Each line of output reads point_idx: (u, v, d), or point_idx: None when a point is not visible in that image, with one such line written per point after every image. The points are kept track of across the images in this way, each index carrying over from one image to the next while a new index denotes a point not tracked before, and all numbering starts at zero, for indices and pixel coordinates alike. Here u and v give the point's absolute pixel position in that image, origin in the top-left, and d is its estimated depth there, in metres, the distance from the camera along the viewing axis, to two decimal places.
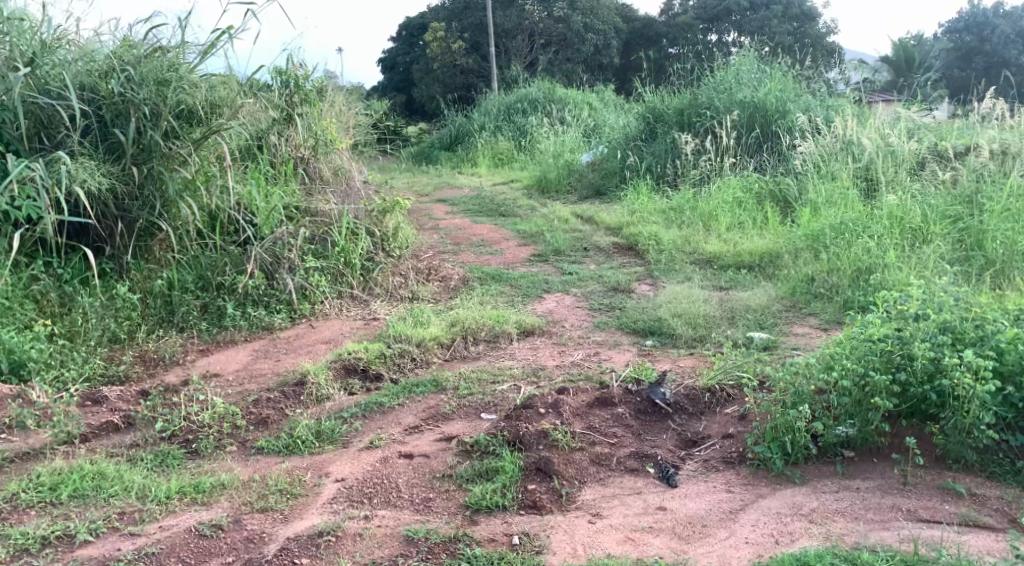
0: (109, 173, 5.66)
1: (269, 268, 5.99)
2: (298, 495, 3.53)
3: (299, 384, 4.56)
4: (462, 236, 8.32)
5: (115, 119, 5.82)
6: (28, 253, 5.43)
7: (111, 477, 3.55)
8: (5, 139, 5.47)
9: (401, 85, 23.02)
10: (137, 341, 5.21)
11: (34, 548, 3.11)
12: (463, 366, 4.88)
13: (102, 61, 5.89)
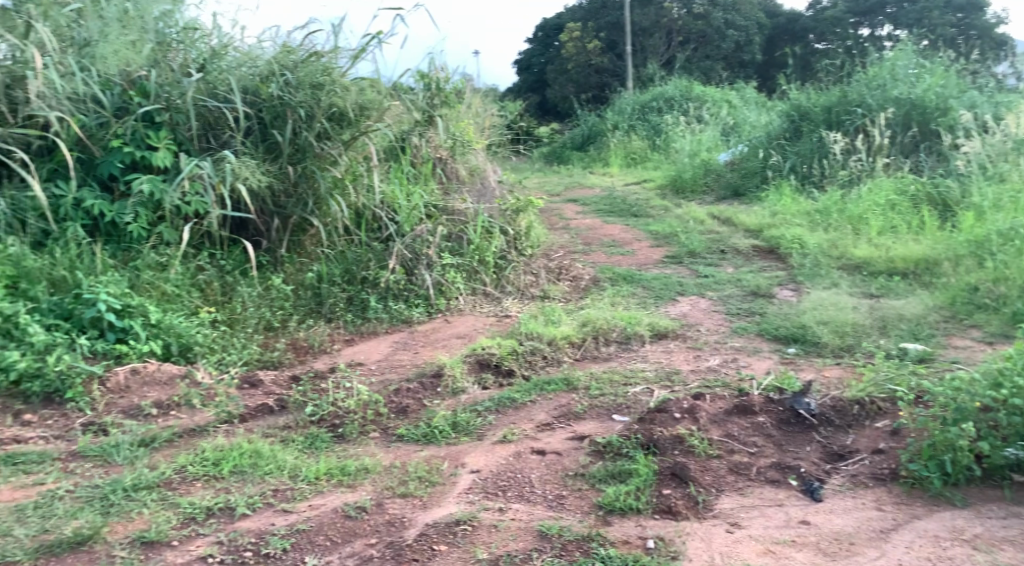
0: (268, 171, 6.02)
1: (410, 264, 6.18)
2: (436, 483, 3.63)
3: (436, 376, 4.69)
4: (594, 235, 8.31)
5: (273, 120, 6.17)
6: (196, 245, 5.84)
7: (266, 456, 3.78)
8: (178, 139, 5.89)
9: (535, 85, 23.18)
10: (289, 329, 5.50)
11: (200, 517, 3.32)
12: (595, 366, 4.88)
13: (264, 66, 6.24)
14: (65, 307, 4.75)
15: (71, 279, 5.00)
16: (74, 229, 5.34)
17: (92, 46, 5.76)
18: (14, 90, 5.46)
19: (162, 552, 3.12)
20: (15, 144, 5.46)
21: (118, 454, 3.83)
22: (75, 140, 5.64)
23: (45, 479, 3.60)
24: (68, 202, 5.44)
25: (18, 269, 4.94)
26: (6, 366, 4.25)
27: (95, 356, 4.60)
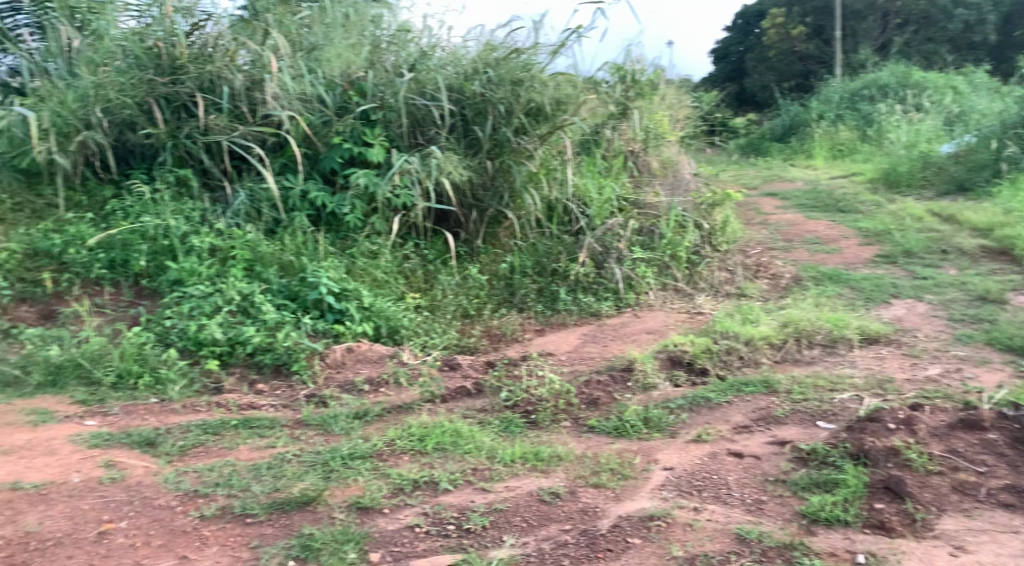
0: (469, 166, 6.24)
1: (600, 257, 6.21)
2: (629, 476, 3.62)
3: (627, 370, 4.68)
4: (795, 231, 7.94)
5: (475, 116, 6.37)
6: (402, 235, 6.15)
7: (466, 437, 3.93)
8: (390, 136, 6.23)
9: (733, 74, 22.38)
10: (484, 317, 5.67)
11: (407, 488, 3.51)
12: (797, 369, 4.67)
13: (468, 64, 6.46)
14: (292, 289, 5.17)
15: (298, 264, 5.43)
16: (300, 219, 5.80)
17: (318, 50, 6.22)
18: (253, 92, 5.99)
19: (375, 518, 3.32)
20: (252, 140, 6.01)
21: (336, 425, 4.12)
22: (303, 137, 6.11)
23: (275, 443, 3.94)
24: (295, 194, 5.91)
25: (254, 253, 5.43)
26: (243, 340, 4.72)
27: (316, 334, 4.97)
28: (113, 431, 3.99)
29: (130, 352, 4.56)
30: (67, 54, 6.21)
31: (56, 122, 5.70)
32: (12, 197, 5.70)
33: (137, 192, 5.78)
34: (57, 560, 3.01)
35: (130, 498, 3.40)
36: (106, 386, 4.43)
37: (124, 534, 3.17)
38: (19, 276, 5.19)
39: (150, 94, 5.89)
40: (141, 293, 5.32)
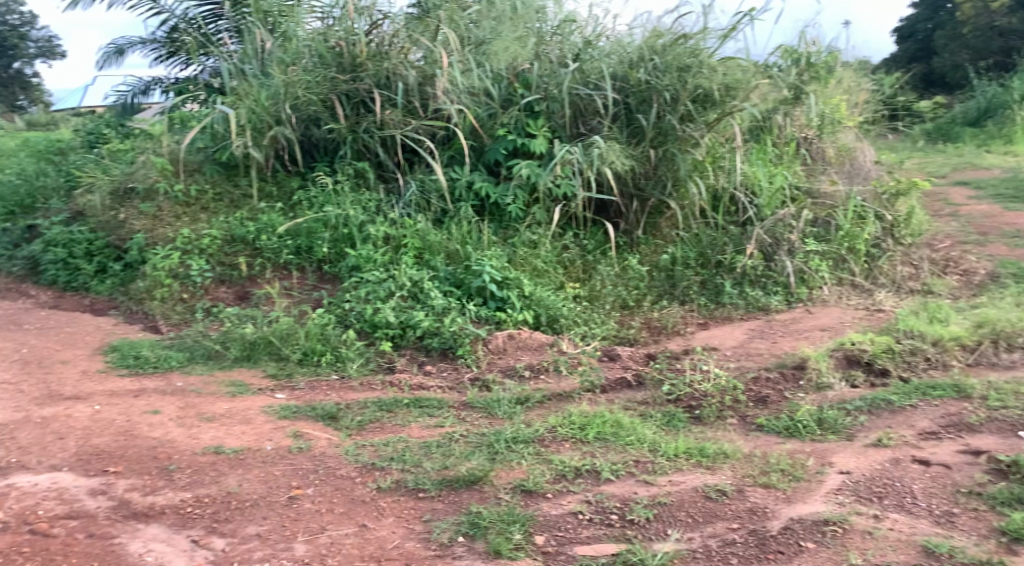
0: (632, 155, 6.17)
1: (769, 249, 5.99)
2: (801, 478, 3.49)
3: (799, 368, 4.49)
4: (990, 224, 7.33)
5: (639, 105, 6.29)
6: (562, 225, 6.18)
7: (628, 428, 3.92)
8: (553, 126, 6.28)
9: (918, 54, 20.86)
10: (644, 308, 5.61)
11: (570, 475, 3.55)
12: (993, 374, 4.34)
13: (633, 51, 6.37)
14: (458, 276, 5.32)
15: (463, 252, 5.58)
16: (467, 209, 5.95)
17: (486, 44, 6.35)
18: (425, 87, 6.21)
19: (539, 502, 3.38)
20: (423, 133, 6.23)
21: (500, 408, 4.22)
22: (471, 130, 6.27)
23: (444, 422, 4.09)
24: (462, 185, 6.08)
25: (423, 242, 5.63)
26: (413, 324, 4.92)
27: (480, 321, 5.09)
28: (300, 404, 4.27)
29: (314, 332, 4.86)
30: (260, 55, 6.65)
31: (252, 118, 6.12)
32: (213, 188, 6.20)
33: (320, 183, 6.14)
34: (254, 519, 3.26)
35: (315, 467, 3.64)
36: (293, 362, 4.74)
37: (311, 500, 3.39)
38: (219, 260, 5.66)
39: (333, 91, 6.22)
40: (323, 278, 5.66)
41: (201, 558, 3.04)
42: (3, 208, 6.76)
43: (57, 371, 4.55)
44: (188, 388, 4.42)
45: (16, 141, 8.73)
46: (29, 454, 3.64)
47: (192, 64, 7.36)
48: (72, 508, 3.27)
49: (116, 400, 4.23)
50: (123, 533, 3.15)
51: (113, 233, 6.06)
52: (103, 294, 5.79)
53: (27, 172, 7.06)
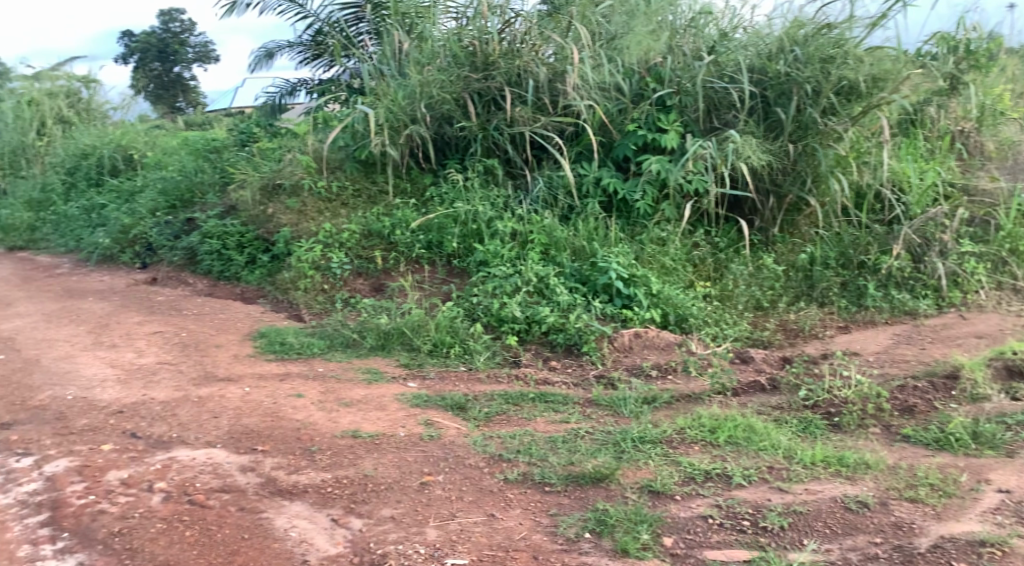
0: (768, 150, 5.96)
1: (918, 250, 5.67)
2: (952, 494, 3.30)
3: (951, 377, 4.23)
4: None
5: (778, 98, 6.06)
6: (693, 222, 6.06)
7: (761, 433, 3.81)
8: (686, 121, 6.15)
9: None
10: (779, 309, 5.43)
11: (699, 478, 3.48)
12: None
13: (772, 42, 6.15)
14: (583, 273, 5.32)
15: (589, 248, 5.56)
16: (594, 205, 5.93)
17: (619, 39, 6.35)
18: (556, 84, 6.23)
19: (667, 504, 3.33)
20: (552, 129, 6.26)
21: (626, 407, 4.19)
22: (600, 125, 6.24)
23: (569, 418, 4.10)
24: (590, 181, 6.06)
25: (550, 238, 5.66)
26: (539, 319, 4.95)
27: (605, 318, 5.07)
28: (430, 394, 4.39)
29: (444, 323, 4.98)
30: (398, 56, 6.86)
31: (389, 117, 6.32)
32: (353, 184, 6.43)
33: (451, 180, 6.27)
34: (389, 502, 3.38)
35: (445, 455, 3.73)
36: (424, 352, 4.87)
37: (442, 487, 3.48)
38: (356, 253, 5.88)
39: (465, 89, 6.34)
40: (452, 272, 5.77)
41: (339, 537, 3.17)
42: (165, 202, 7.26)
43: (211, 354, 4.85)
44: (327, 374, 4.62)
45: (177, 140, 9.36)
46: (186, 430, 3.90)
47: (333, 66, 7.66)
48: (224, 482, 3.48)
49: (264, 383, 4.47)
50: (269, 508, 3.33)
51: (262, 227, 6.40)
52: (251, 284, 6.12)
53: (186, 169, 7.56)
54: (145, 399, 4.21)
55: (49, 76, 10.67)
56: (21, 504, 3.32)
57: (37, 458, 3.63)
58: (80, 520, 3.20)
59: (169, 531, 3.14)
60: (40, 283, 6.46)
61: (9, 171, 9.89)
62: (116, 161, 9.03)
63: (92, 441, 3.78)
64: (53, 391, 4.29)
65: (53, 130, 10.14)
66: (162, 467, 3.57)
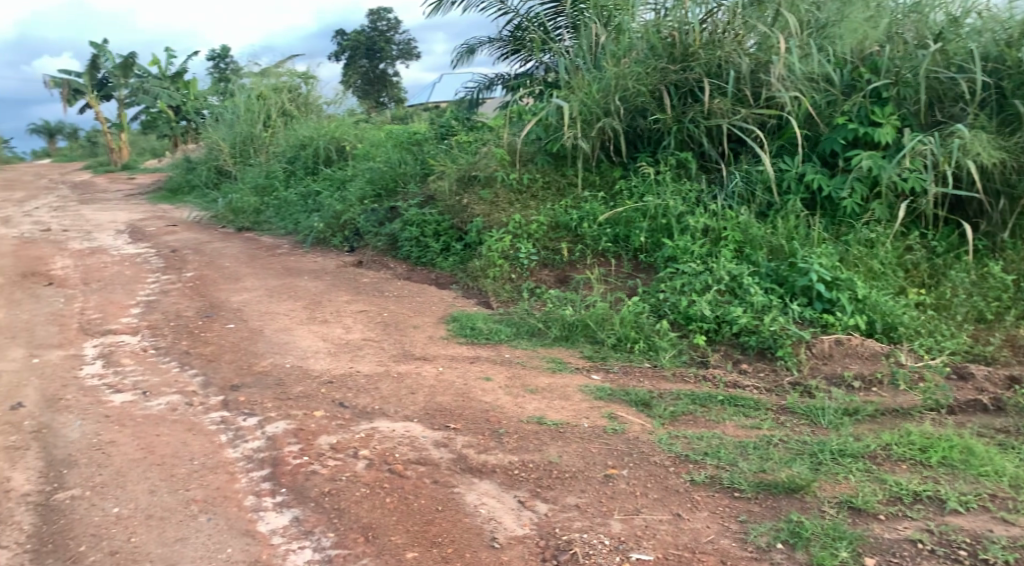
0: (1001, 147, 5.43)
1: None
2: None
3: None
4: None
5: (1017, 89, 5.61)
6: (908, 223, 5.64)
7: (982, 457, 3.49)
8: (903, 114, 5.74)
9: None
10: (1005, 323, 4.95)
11: (907, 499, 3.24)
12: None
13: (1015, 25, 5.72)
14: (781, 273, 5.08)
15: (788, 248, 5.31)
16: (795, 202, 5.66)
17: (830, 28, 6.03)
18: (759, 74, 6.01)
19: (869, 522, 3.13)
20: (753, 122, 6.02)
21: (824, 418, 3.97)
22: (805, 119, 5.95)
23: (761, 424, 3.94)
24: (792, 176, 5.78)
25: (745, 236, 5.45)
26: (730, 319, 4.79)
27: (804, 322, 4.82)
28: (615, 388, 4.37)
29: (629, 318, 4.94)
30: (594, 50, 6.85)
31: (583, 110, 6.32)
32: (543, 177, 6.51)
33: (643, 173, 6.19)
34: (574, 491, 3.40)
35: (629, 450, 3.70)
36: (608, 346, 4.85)
37: (626, 481, 3.47)
38: (544, 245, 5.96)
39: (662, 82, 6.21)
40: (639, 267, 5.70)
41: (526, 519, 3.24)
42: (372, 191, 7.70)
43: (409, 334, 5.09)
44: (514, 360, 4.72)
45: (383, 132, 9.89)
46: (387, 403, 4.12)
47: (529, 60, 7.78)
48: (421, 455, 3.64)
49: (457, 364, 4.64)
50: (461, 484, 3.46)
51: (457, 216, 6.63)
52: (446, 270, 6.36)
53: (391, 160, 7.97)
54: (352, 372, 4.49)
55: (275, 72, 11.60)
56: (247, 458, 3.63)
57: (260, 419, 3.97)
58: (296, 478, 3.46)
59: (372, 496, 3.34)
60: (263, 261, 7.04)
61: (240, 159, 10.87)
62: (330, 152, 9.68)
63: (306, 406, 4.08)
64: (274, 358, 4.66)
65: (277, 122, 11.03)
66: (365, 436, 3.79)
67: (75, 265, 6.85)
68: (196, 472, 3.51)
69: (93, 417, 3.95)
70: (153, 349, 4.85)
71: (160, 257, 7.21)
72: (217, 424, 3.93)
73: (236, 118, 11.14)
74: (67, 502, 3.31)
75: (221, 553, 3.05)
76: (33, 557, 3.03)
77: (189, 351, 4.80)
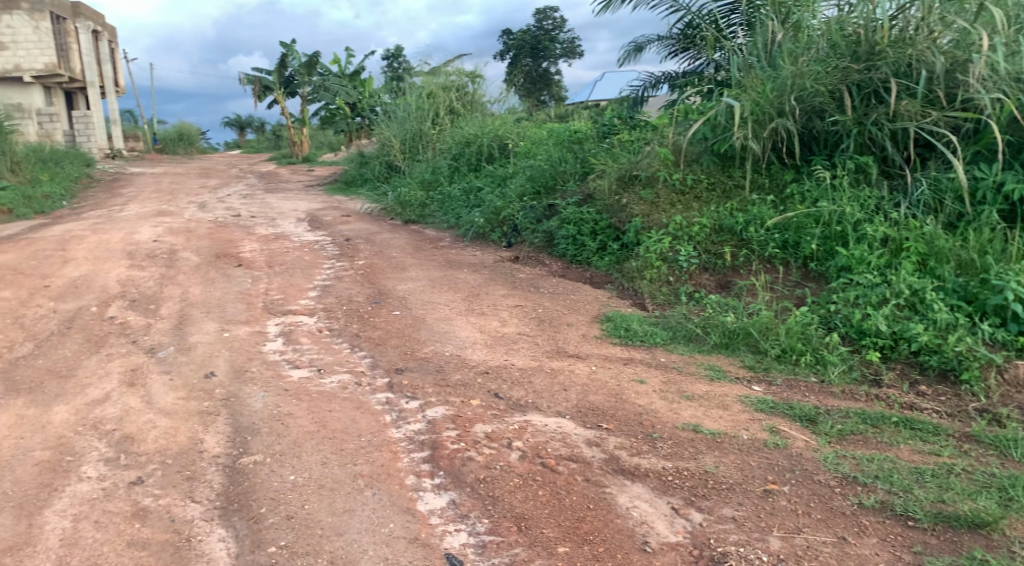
0: None
1: None
2: None
3: None
4: None
5: None
6: None
7: None
8: None
9: None
10: None
11: None
12: None
13: None
14: (970, 290, 4.71)
15: (980, 263, 4.87)
16: (990, 213, 5.21)
17: None
18: (955, 74, 5.58)
19: None
20: (945, 126, 5.61)
21: (1016, 450, 3.64)
22: (1009, 124, 5.45)
23: (941, 451, 3.67)
24: (988, 185, 5.33)
25: (930, 247, 5.08)
26: (909, 337, 4.50)
27: (995, 344, 4.46)
28: (778, 401, 4.19)
29: (795, 329, 4.72)
30: (769, 48, 6.57)
31: (755, 111, 6.06)
32: (708, 177, 6.33)
33: (817, 178, 5.90)
34: (730, 502, 3.30)
35: (792, 466, 3.54)
36: (771, 357, 4.65)
37: (787, 497, 3.32)
38: (706, 248, 5.81)
39: (843, 81, 5.90)
40: (808, 275, 5.44)
41: (679, 527, 3.18)
42: (532, 188, 7.79)
43: (563, 332, 5.10)
44: (670, 364, 4.63)
45: (545, 131, 9.95)
46: (541, 398, 4.15)
47: (698, 58, 7.60)
48: (573, 452, 3.64)
49: (610, 365, 4.60)
50: (613, 484, 3.42)
51: (615, 216, 6.58)
52: (601, 270, 6.32)
53: (552, 158, 8.01)
54: (507, 364, 4.56)
55: (445, 71, 11.89)
56: (409, 439, 3.76)
57: (422, 403, 4.10)
58: (454, 462, 3.55)
59: (526, 487, 3.38)
60: (427, 253, 7.28)
61: (409, 155, 11.30)
62: (493, 149, 9.87)
63: (463, 394, 4.17)
64: (435, 346, 4.81)
65: (445, 120, 11.36)
66: (519, 428, 3.84)
67: (261, 248, 7.33)
68: (363, 449, 3.67)
69: (274, 390, 4.22)
70: (327, 330, 5.11)
71: (335, 245, 7.59)
72: (383, 405, 4.09)
73: (407, 115, 11.56)
74: (251, 466, 3.55)
75: (384, 527, 3.18)
76: (221, 514, 3.26)
77: (359, 334, 5.02)
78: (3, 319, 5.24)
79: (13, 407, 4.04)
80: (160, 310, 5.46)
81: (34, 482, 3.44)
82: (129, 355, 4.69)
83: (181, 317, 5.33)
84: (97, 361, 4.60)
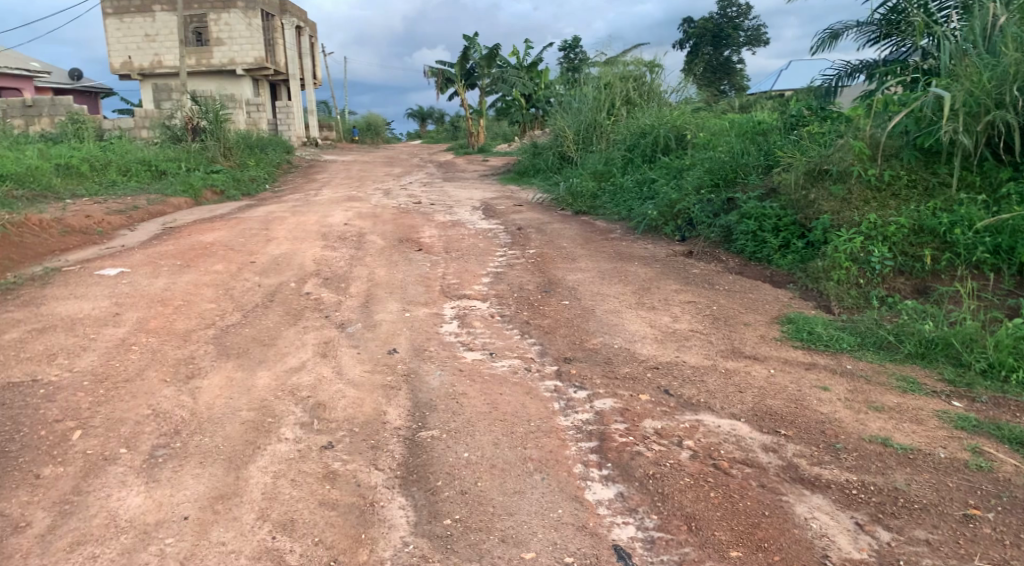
0: None
1: None
2: None
3: None
4: None
5: None
6: None
7: None
8: None
9: None
10: None
11: None
12: None
13: None
14: None
15: None
16: None
17: None
18: None
19: None
20: None
21: None
22: None
23: None
24: None
25: None
26: None
27: None
28: (982, 419, 3.84)
29: (1005, 343, 4.32)
30: (989, 33, 6.03)
31: (968, 101, 5.57)
32: (909, 174, 5.90)
33: None
34: (923, 524, 3.07)
35: (998, 492, 3.24)
36: (975, 371, 4.27)
37: (992, 525, 3.06)
38: (902, 249, 5.42)
39: None
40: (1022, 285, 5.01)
41: (864, 544, 3.00)
42: (710, 180, 7.55)
43: (739, 331, 4.92)
44: (857, 372, 4.35)
45: (725, 122, 9.57)
46: (713, 398, 4.02)
47: (903, 45, 7.04)
48: (748, 456, 3.50)
49: (789, 368, 4.39)
50: (790, 493, 3.26)
51: (801, 212, 6.27)
52: (782, 269, 6.02)
53: (733, 150, 7.77)
54: (678, 361, 4.45)
55: (622, 61, 11.64)
56: (577, 429, 3.75)
57: (590, 393, 4.08)
58: (622, 456, 3.51)
59: (697, 488, 3.29)
60: (598, 244, 7.25)
61: (581, 145, 11.37)
62: (669, 140, 9.61)
63: (633, 388, 4.12)
64: (604, 338, 4.78)
65: (620, 110, 11.21)
66: (690, 427, 3.74)
67: (439, 235, 7.57)
68: (533, 433, 3.70)
69: (450, 369, 4.35)
70: (499, 316, 5.20)
71: (509, 234, 7.72)
72: (551, 392, 4.11)
73: (583, 106, 11.56)
74: (429, 440, 3.67)
75: (554, 512, 3.20)
76: (402, 483, 3.40)
77: (529, 321, 5.08)
78: (215, 289, 5.71)
79: (224, 369, 4.40)
80: (350, 289, 5.77)
81: (240, 439, 3.72)
82: (322, 328, 4.98)
83: (367, 296, 5.59)
84: (295, 332, 4.91)
